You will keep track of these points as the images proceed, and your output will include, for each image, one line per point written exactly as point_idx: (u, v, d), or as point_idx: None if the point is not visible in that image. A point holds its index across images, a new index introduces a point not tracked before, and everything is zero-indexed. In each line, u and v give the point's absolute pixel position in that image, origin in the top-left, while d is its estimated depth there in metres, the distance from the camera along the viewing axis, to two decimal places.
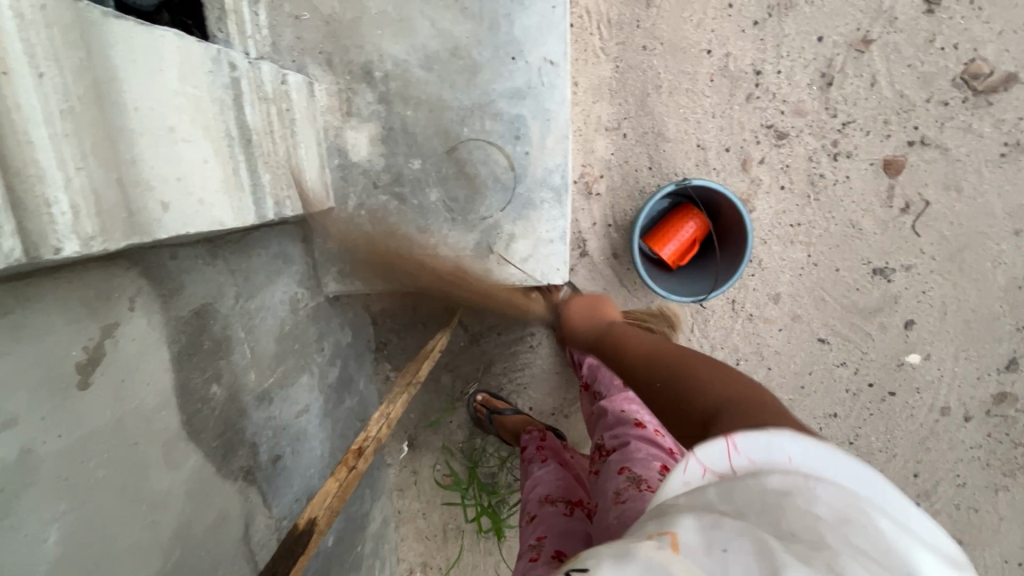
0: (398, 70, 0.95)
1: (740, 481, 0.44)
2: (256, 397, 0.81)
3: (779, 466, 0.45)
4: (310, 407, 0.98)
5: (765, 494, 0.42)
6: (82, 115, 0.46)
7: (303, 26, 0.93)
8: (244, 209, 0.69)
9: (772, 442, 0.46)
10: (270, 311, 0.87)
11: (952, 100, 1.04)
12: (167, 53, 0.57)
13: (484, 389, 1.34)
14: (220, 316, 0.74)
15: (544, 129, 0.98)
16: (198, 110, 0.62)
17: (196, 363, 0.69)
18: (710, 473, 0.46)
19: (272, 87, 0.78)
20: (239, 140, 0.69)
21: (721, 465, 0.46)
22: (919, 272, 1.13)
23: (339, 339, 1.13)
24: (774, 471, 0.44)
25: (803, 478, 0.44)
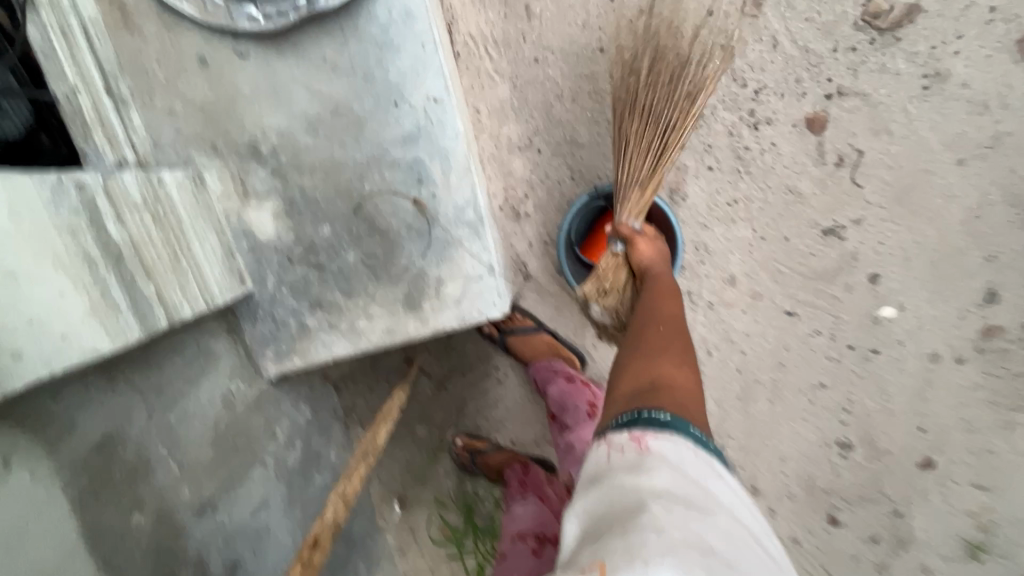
0: (285, 141, 0.92)
1: (649, 473, 0.55)
2: (194, 510, 0.78)
3: (674, 452, 0.58)
4: (269, 500, 0.94)
5: (674, 488, 0.54)
6: None
7: (179, 118, 0.91)
8: (127, 327, 0.66)
9: (678, 438, 0.59)
10: (197, 416, 0.83)
11: (858, 44, 1.00)
12: None
13: (464, 432, 1.29)
14: (131, 440, 0.71)
15: (445, 166, 0.94)
16: (43, 243, 0.59)
17: (106, 499, 0.66)
18: (626, 449, 0.59)
19: (142, 194, 0.76)
20: (105, 257, 0.66)
21: (635, 443, 0.59)
22: (871, 223, 1.08)
23: (295, 419, 1.09)
24: (674, 468, 0.56)
25: (695, 469, 0.57)
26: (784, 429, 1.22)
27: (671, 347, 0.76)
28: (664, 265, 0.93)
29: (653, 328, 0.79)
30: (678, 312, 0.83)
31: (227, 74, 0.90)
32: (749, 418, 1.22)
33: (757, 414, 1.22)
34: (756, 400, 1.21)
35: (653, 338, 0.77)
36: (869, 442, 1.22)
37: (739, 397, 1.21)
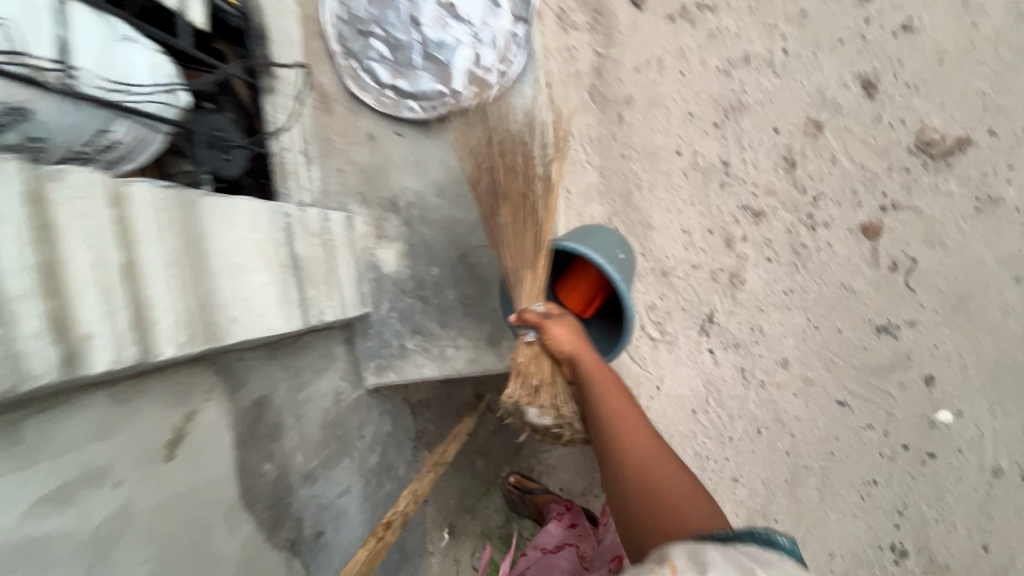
0: (417, 199, 1.19)
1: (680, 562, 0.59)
2: (302, 476, 0.96)
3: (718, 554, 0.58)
4: (351, 489, 1.11)
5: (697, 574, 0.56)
6: (184, 261, 0.69)
7: (344, 174, 1.20)
8: (293, 318, 0.90)
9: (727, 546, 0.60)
10: (316, 403, 1.04)
11: (912, 166, 1.14)
12: (241, 213, 0.82)
13: (516, 471, 1.41)
14: (274, 405, 0.91)
15: None
16: (260, 248, 0.85)
17: (254, 445, 0.85)
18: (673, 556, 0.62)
19: (317, 225, 1.02)
20: (290, 265, 0.91)
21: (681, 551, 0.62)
22: (925, 327, 1.15)
23: (379, 428, 1.27)
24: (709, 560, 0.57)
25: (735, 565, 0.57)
26: (832, 522, 1.23)
27: (653, 457, 0.77)
28: (580, 341, 0.85)
29: (617, 439, 0.78)
30: (619, 387, 0.83)
31: (385, 147, 1.19)
32: (796, 505, 1.24)
33: (804, 501, 1.24)
34: (804, 486, 1.23)
35: (628, 455, 0.77)
36: (926, 552, 1.19)
37: (786, 480, 1.24)
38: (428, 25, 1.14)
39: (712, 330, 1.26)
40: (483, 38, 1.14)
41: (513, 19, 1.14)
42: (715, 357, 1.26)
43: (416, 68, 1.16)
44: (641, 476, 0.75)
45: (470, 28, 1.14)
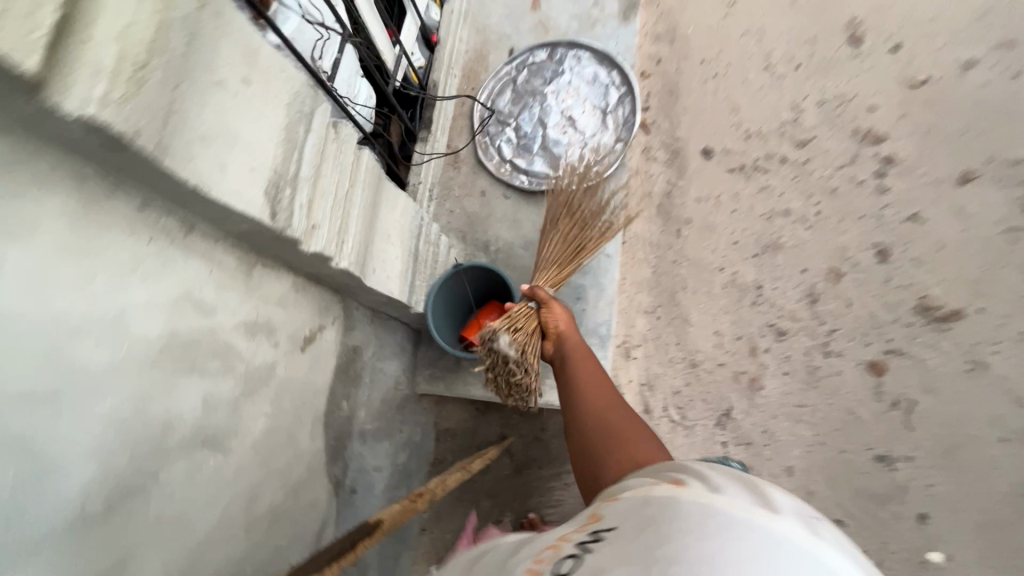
0: (506, 247, 1.45)
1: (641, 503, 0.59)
2: (359, 431, 1.08)
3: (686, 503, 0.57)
4: (382, 470, 1.20)
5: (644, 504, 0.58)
6: (368, 212, 0.93)
7: (453, 215, 1.49)
8: (403, 295, 1.10)
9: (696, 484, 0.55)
10: (383, 378, 1.19)
11: (914, 322, 1.36)
12: (400, 204, 1.08)
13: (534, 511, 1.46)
14: (362, 359, 1.08)
15: (597, 295, 1.38)
16: (402, 234, 1.09)
17: (343, 380, 1.01)
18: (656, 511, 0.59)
19: (433, 239, 1.27)
20: (411, 254, 1.14)
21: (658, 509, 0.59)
22: (921, 465, 1.27)
23: (413, 433, 1.38)
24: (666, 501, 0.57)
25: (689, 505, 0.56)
26: None
27: (615, 415, 0.90)
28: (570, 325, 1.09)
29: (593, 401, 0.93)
30: (596, 367, 1.00)
31: (492, 203, 1.48)
32: None
33: None
34: None
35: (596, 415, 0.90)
36: None
37: None
38: (551, 127, 1.50)
39: (726, 425, 1.40)
40: (590, 146, 1.48)
41: (616, 137, 1.48)
42: (727, 451, 1.38)
43: (533, 154, 1.49)
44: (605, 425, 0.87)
45: (582, 136, 1.48)
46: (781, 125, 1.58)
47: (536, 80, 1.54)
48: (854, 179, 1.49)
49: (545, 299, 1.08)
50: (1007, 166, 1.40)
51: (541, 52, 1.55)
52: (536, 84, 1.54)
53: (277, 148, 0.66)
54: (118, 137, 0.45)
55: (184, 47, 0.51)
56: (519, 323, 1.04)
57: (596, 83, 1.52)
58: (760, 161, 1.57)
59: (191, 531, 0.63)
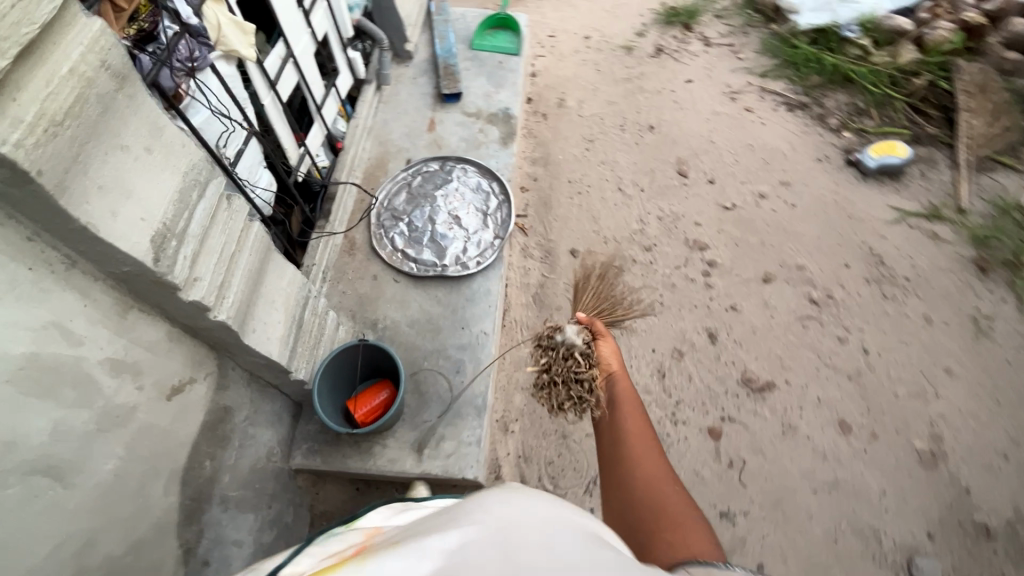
0: (393, 325, 1.56)
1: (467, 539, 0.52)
2: (220, 496, 1.06)
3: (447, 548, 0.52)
4: (243, 546, 1.15)
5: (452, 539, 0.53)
6: (252, 275, 1.03)
7: (345, 296, 1.60)
8: (283, 358, 1.16)
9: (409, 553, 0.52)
10: (254, 445, 1.19)
11: (740, 392, 1.62)
12: (288, 274, 1.19)
13: None
14: (232, 422, 1.10)
15: (475, 369, 1.51)
16: (288, 301, 1.19)
17: (208, 439, 1.02)
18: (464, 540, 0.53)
19: (321, 311, 1.36)
20: (295, 323, 1.22)
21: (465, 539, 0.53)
22: (755, 518, 1.45)
23: (284, 512, 1.34)
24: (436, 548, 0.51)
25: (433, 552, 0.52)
26: None
27: (656, 472, 0.93)
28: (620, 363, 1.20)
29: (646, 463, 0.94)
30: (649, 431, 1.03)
31: (383, 285, 1.63)
32: None
33: None
34: None
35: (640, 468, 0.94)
36: None
37: None
38: (440, 223, 1.72)
39: (594, 492, 1.51)
40: (473, 241, 1.70)
41: (494, 234, 1.71)
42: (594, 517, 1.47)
43: (422, 245, 1.69)
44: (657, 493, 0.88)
45: (466, 232, 1.71)
46: (631, 233, 1.94)
47: (429, 186, 1.79)
48: (688, 277, 1.83)
49: (601, 331, 1.26)
50: (794, 269, 1.82)
51: (434, 164, 1.83)
52: (428, 189, 1.79)
53: (170, 206, 0.78)
54: (24, 174, 0.56)
55: (96, 116, 0.65)
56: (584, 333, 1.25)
57: (479, 190, 1.80)
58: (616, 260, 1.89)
59: (10, 564, 0.62)
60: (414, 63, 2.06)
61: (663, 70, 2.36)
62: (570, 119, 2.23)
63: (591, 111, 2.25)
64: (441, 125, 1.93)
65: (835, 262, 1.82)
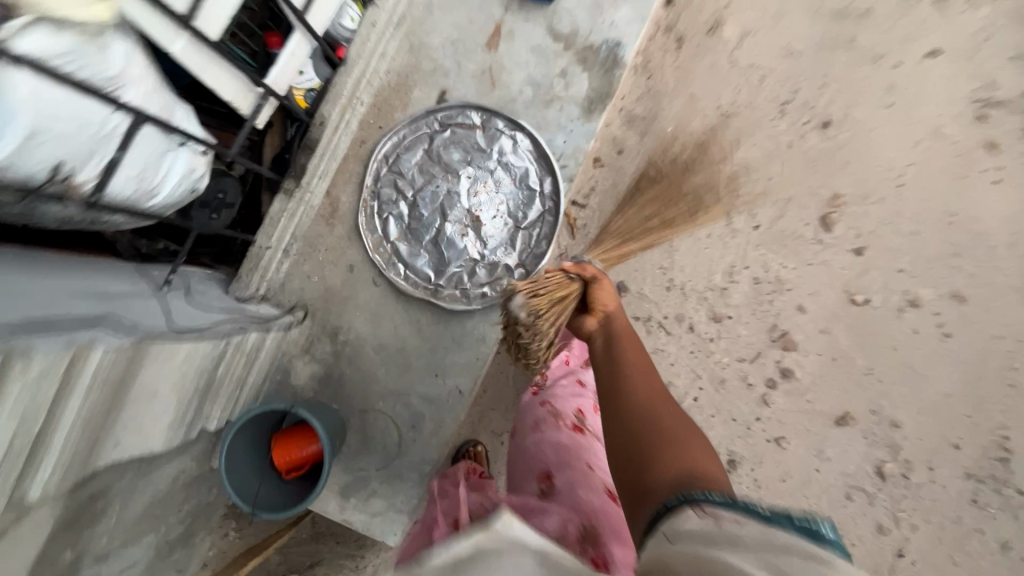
0: (356, 341, 1.26)
1: None
2: (97, 557, 0.97)
3: None
4: (138, 563, 1.11)
5: None
6: (105, 402, 0.72)
7: (310, 282, 1.26)
8: (174, 435, 0.93)
9: None
10: (151, 485, 1.05)
11: None
12: (182, 347, 0.86)
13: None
14: (108, 496, 0.93)
15: (433, 430, 1.26)
16: (184, 376, 0.89)
17: (67, 535, 0.86)
18: None
19: (251, 344, 1.07)
20: (198, 387, 0.95)
21: None
22: None
23: (202, 500, 1.29)
24: None
25: None
26: None
27: (661, 409, 0.84)
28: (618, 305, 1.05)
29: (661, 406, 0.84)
30: (651, 376, 0.92)
31: (358, 283, 1.26)
32: None
33: None
34: None
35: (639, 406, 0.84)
36: None
37: None
38: (452, 221, 1.24)
39: None
40: (487, 261, 1.25)
41: (516, 262, 1.24)
42: None
43: (421, 244, 1.25)
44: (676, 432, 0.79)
45: (482, 245, 1.24)
46: (706, 289, 1.42)
47: (455, 153, 1.25)
48: (746, 379, 1.39)
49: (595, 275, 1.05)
50: (885, 424, 1.36)
51: (473, 117, 1.24)
52: (453, 158, 1.25)
53: None
54: None
55: None
56: (542, 292, 1.00)
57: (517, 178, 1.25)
58: (669, 320, 1.42)
59: None
60: None
61: (904, 17, 1.40)
62: (713, 64, 1.43)
63: (750, 59, 1.43)
64: (507, 44, 1.25)
65: (945, 436, 1.34)
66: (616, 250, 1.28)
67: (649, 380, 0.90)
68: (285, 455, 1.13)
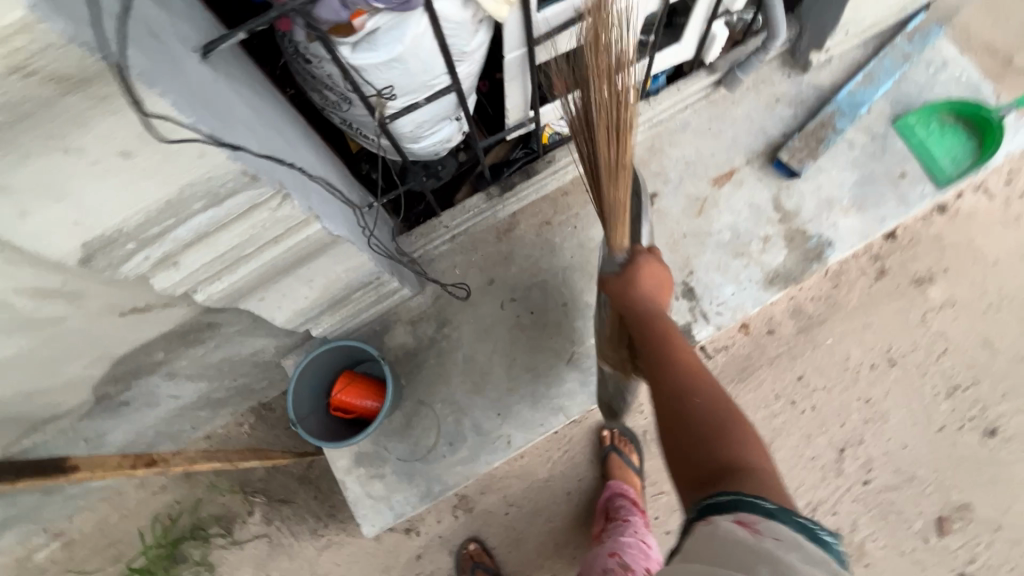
0: (455, 340, 1.33)
1: None
2: (169, 371, 1.08)
3: None
4: (180, 396, 1.21)
5: None
6: (281, 262, 0.82)
7: (453, 271, 1.36)
8: (290, 320, 1.04)
9: None
10: (239, 345, 1.15)
11: None
12: (356, 261, 0.96)
13: (282, 518, 1.48)
14: (216, 331, 1.04)
15: (465, 458, 1.27)
16: (334, 283, 1.00)
17: (171, 341, 0.98)
18: None
19: (386, 291, 1.17)
20: (335, 298, 1.05)
21: None
22: None
23: (251, 381, 1.38)
24: None
25: None
26: None
27: (701, 395, 0.77)
28: (662, 284, 0.87)
29: (706, 395, 0.76)
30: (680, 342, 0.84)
31: (489, 297, 1.35)
32: None
33: None
34: None
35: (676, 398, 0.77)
36: None
37: None
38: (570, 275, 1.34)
39: None
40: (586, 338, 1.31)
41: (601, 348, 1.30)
42: None
43: (546, 290, 1.34)
44: (720, 431, 0.72)
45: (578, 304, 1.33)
46: None
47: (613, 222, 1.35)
48: None
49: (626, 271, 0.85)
50: None
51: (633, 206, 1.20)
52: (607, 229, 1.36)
53: (138, 215, 0.57)
54: None
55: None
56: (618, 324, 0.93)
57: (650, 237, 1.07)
58: None
59: None
60: (798, 83, 1.36)
61: None
62: (905, 311, 1.40)
63: (941, 328, 1.39)
64: (732, 188, 1.33)
65: None
66: (622, 217, 0.85)
67: (689, 370, 0.80)
68: (345, 401, 1.21)
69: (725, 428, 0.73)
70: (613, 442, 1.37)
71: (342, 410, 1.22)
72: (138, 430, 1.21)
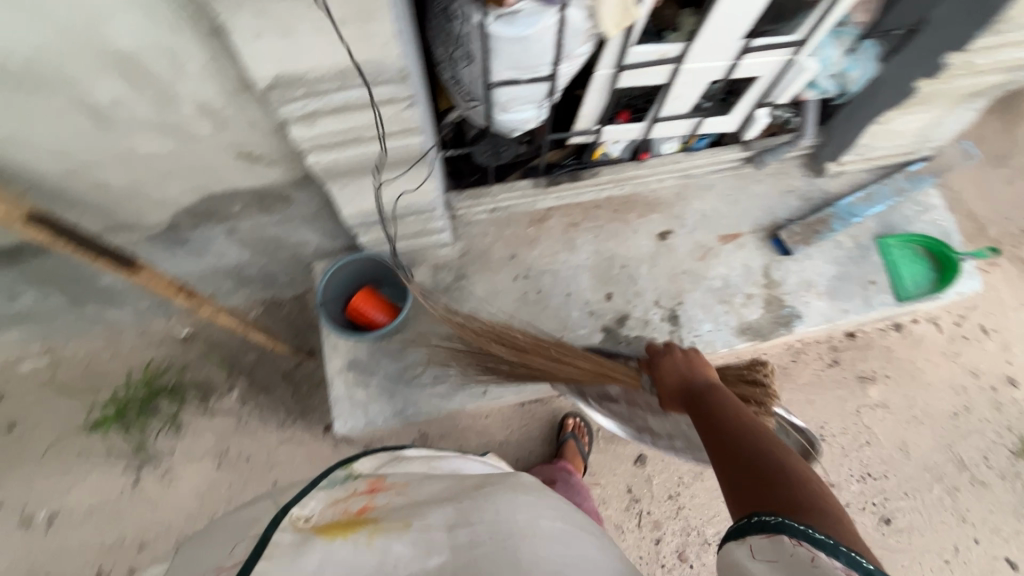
0: (467, 294, 1.51)
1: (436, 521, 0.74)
2: (233, 226, 1.24)
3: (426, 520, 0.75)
4: (223, 257, 1.37)
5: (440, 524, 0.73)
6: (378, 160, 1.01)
7: (483, 237, 1.55)
8: (351, 218, 1.21)
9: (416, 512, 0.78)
10: (292, 229, 1.32)
11: None
12: (427, 187, 1.16)
13: (256, 403, 1.60)
14: (287, 205, 1.21)
15: (442, 393, 1.43)
16: (399, 200, 1.18)
17: (252, 198, 1.15)
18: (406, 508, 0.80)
19: (430, 227, 1.36)
20: (392, 215, 1.24)
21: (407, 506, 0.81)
22: None
23: (279, 271, 1.53)
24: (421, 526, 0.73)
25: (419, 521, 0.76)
26: None
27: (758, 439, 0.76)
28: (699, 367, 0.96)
29: (754, 428, 0.78)
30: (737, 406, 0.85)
31: (507, 268, 1.54)
32: None
33: None
34: None
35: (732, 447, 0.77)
36: None
37: None
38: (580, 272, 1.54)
39: None
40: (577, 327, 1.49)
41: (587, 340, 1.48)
42: None
43: (556, 278, 1.53)
44: (771, 455, 0.72)
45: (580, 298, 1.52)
46: (693, 528, 1.49)
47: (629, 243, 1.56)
48: None
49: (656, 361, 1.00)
50: None
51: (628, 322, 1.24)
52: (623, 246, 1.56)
53: (322, 72, 0.77)
54: None
55: None
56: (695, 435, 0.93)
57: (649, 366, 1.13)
58: (646, 517, 1.50)
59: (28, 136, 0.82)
60: (811, 183, 1.61)
61: (996, 514, 1.53)
62: (844, 399, 1.61)
63: (870, 422, 1.59)
64: (734, 247, 1.56)
65: None
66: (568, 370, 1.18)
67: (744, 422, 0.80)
68: (362, 307, 1.36)
69: (781, 455, 0.72)
70: (574, 429, 1.52)
71: (353, 315, 1.37)
72: (176, 272, 1.36)
